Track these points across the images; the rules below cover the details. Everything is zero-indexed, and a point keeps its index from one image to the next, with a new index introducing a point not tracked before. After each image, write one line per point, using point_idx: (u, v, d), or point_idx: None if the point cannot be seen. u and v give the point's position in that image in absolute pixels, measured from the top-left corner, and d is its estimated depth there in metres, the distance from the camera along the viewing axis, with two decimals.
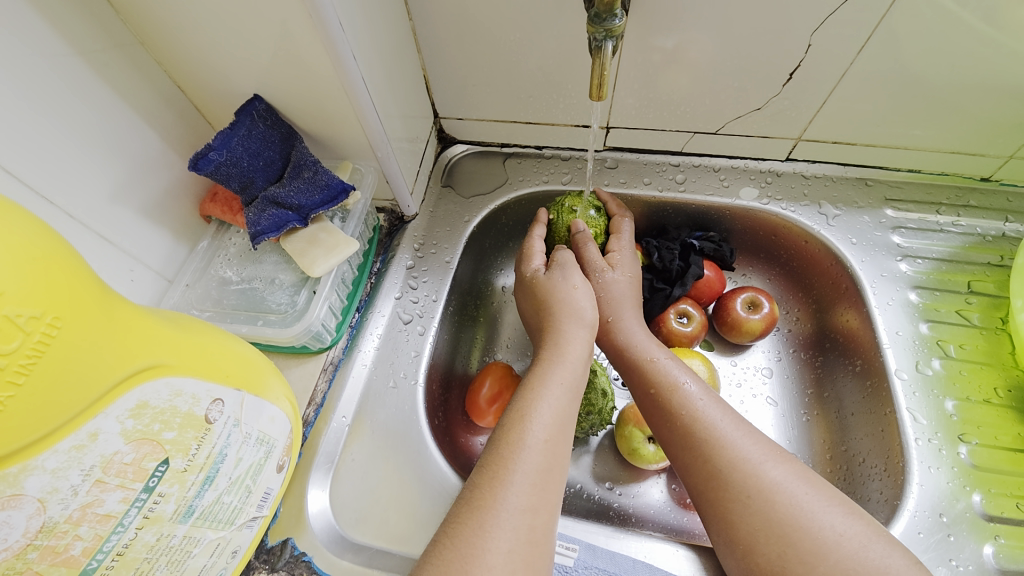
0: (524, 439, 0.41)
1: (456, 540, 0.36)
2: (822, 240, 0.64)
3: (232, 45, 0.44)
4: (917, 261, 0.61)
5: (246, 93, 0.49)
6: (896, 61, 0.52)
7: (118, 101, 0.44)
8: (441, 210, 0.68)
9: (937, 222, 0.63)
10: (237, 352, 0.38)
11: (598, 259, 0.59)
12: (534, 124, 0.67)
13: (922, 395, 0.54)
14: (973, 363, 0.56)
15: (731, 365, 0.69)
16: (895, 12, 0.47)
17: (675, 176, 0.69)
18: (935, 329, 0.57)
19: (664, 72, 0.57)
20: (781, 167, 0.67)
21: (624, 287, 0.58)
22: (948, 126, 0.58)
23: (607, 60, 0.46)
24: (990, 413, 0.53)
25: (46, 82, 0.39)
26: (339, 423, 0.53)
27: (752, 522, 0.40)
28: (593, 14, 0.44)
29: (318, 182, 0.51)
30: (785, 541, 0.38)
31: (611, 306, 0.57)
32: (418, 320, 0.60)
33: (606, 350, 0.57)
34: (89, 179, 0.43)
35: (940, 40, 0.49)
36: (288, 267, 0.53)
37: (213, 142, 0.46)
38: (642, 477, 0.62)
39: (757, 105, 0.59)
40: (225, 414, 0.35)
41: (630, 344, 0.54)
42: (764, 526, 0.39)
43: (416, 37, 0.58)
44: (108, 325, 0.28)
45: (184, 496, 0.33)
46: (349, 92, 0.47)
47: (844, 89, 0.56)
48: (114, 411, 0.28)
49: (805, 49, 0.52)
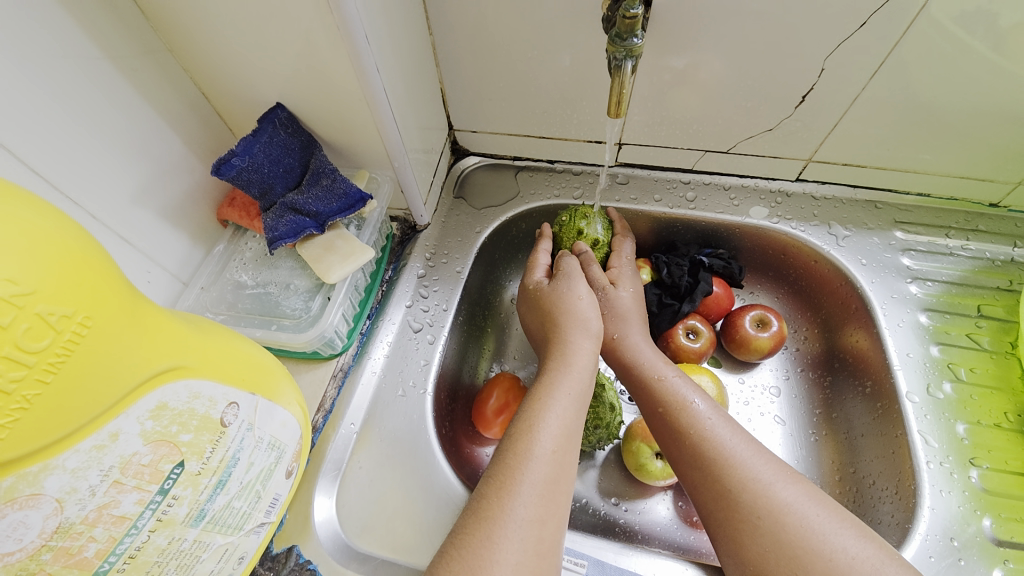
0: (534, 451, 0.41)
1: (464, 552, 0.36)
2: (831, 261, 0.64)
3: (257, 53, 0.45)
4: (926, 283, 0.62)
5: (268, 100, 0.50)
6: (906, 87, 0.53)
7: (144, 104, 0.45)
8: (453, 220, 0.69)
9: (946, 245, 0.64)
10: (254, 356, 0.38)
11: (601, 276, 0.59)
12: (547, 138, 0.68)
13: (933, 418, 0.54)
14: (983, 388, 0.56)
15: (739, 383, 0.69)
16: (906, 39, 0.49)
17: (686, 193, 0.69)
18: (945, 351, 0.57)
19: (676, 92, 0.58)
20: (791, 187, 0.68)
21: (627, 303, 0.58)
22: (957, 151, 0.58)
23: (626, 79, 0.47)
24: (1000, 437, 0.53)
25: (77, 85, 0.39)
26: (347, 430, 0.53)
27: (763, 543, 0.39)
28: (614, 34, 0.45)
29: (336, 189, 0.52)
30: (797, 563, 0.38)
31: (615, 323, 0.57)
32: (428, 328, 0.60)
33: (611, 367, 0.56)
34: (113, 180, 0.43)
35: (949, 67, 0.50)
36: (303, 272, 0.53)
37: (237, 147, 0.47)
38: (649, 493, 0.61)
39: (768, 125, 0.60)
40: (240, 418, 0.35)
41: (635, 361, 0.54)
42: (774, 548, 0.39)
43: (435, 51, 0.59)
44: (134, 325, 0.28)
45: (197, 499, 0.33)
46: (371, 103, 0.48)
47: (854, 113, 0.57)
48: (135, 412, 0.28)
49: (818, 72, 0.53)
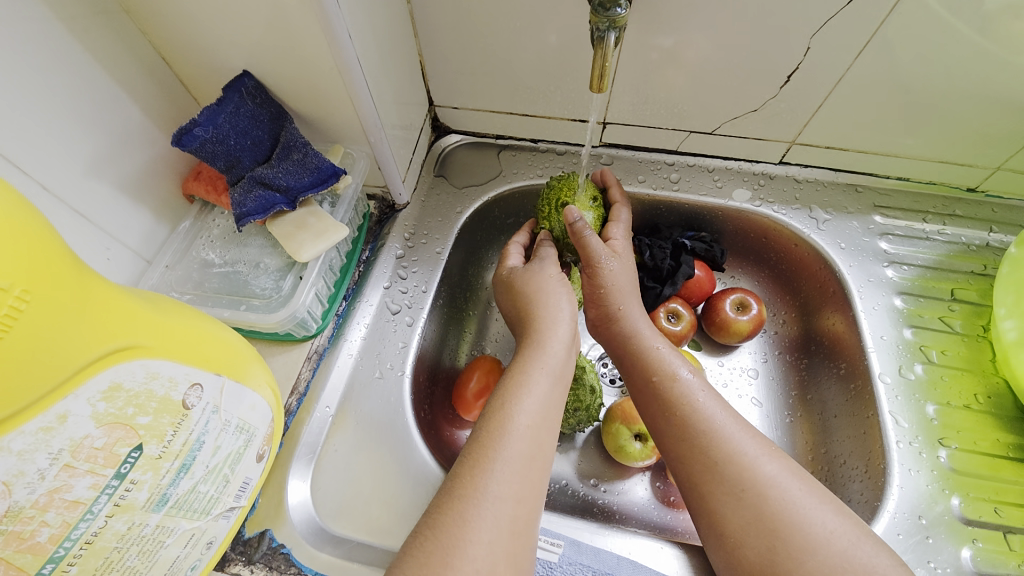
0: (507, 427, 0.41)
1: (438, 532, 0.35)
2: (811, 244, 0.64)
3: (221, 15, 0.42)
4: (903, 267, 0.62)
5: (234, 68, 0.48)
6: (892, 69, 0.52)
7: (96, 69, 0.42)
8: (433, 200, 0.67)
9: (923, 229, 0.64)
10: (222, 336, 0.37)
11: (601, 248, 0.54)
12: (530, 116, 0.66)
13: (905, 399, 0.55)
14: (954, 370, 0.57)
15: (718, 365, 0.69)
16: (894, 19, 0.48)
17: (670, 175, 0.69)
18: (918, 334, 0.58)
19: (663, 71, 0.57)
20: (774, 170, 0.67)
21: (620, 272, 0.55)
22: (938, 135, 0.58)
23: (609, 51, 0.45)
24: (969, 417, 0.54)
25: (20, 45, 0.36)
26: (322, 413, 0.51)
27: (745, 513, 0.40)
28: (597, 4, 0.43)
29: (307, 164, 0.49)
30: (775, 535, 0.38)
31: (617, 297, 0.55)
32: (406, 310, 0.59)
33: (604, 338, 0.56)
34: (64, 150, 0.41)
35: (937, 49, 0.49)
36: (274, 250, 0.51)
37: (199, 117, 0.44)
38: (628, 475, 0.62)
39: (753, 106, 0.59)
40: (204, 400, 0.33)
41: (625, 329, 0.54)
42: (754, 520, 0.39)
43: (413, 21, 0.56)
44: (80, 301, 0.27)
45: (159, 484, 0.32)
46: (344, 74, 0.46)
47: (840, 94, 0.56)
48: (85, 393, 0.26)
49: (804, 53, 0.52)
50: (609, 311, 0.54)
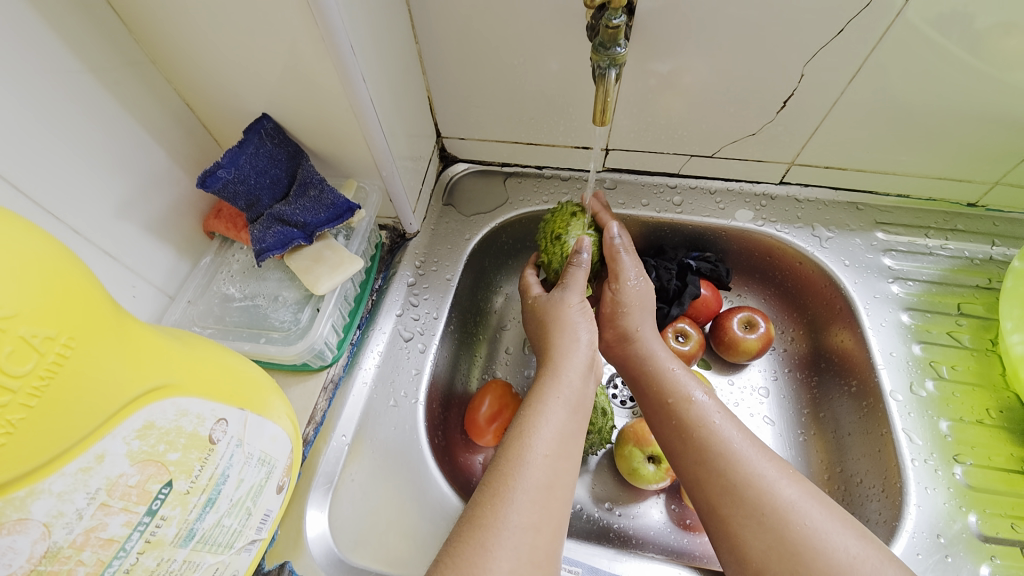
0: (525, 456, 0.42)
1: (457, 559, 0.36)
2: (816, 262, 0.65)
3: (244, 63, 0.45)
4: (908, 283, 0.63)
5: (254, 111, 0.50)
6: (884, 91, 0.54)
7: (126, 117, 0.44)
8: (442, 227, 0.69)
9: (926, 245, 0.65)
10: (242, 370, 0.38)
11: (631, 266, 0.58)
12: (535, 144, 0.68)
13: (917, 415, 0.55)
14: (965, 385, 0.57)
15: (728, 384, 0.69)
16: (883, 44, 0.50)
17: (673, 198, 0.70)
18: (927, 349, 0.59)
19: (662, 97, 0.59)
20: (775, 190, 0.69)
21: (643, 290, 0.58)
22: (933, 153, 0.60)
23: (610, 87, 0.47)
24: (982, 433, 0.54)
25: (57, 98, 0.39)
26: (339, 442, 0.52)
27: (766, 539, 0.40)
28: (598, 43, 0.45)
29: (323, 200, 0.51)
30: (798, 560, 0.38)
31: (628, 323, 0.56)
32: (418, 337, 0.60)
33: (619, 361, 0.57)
34: (95, 194, 0.43)
35: (926, 71, 0.51)
36: (292, 284, 0.52)
37: (222, 160, 0.46)
38: (643, 497, 0.61)
39: (752, 130, 0.61)
40: (228, 434, 0.34)
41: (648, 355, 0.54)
42: (776, 546, 0.39)
43: (422, 59, 0.59)
44: (118, 343, 0.28)
45: (186, 519, 0.32)
46: (358, 113, 0.48)
47: (836, 116, 0.58)
48: (121, 432, 0.27)
49: (798, 78, 0.54)
50: (626, 330, 0.56)
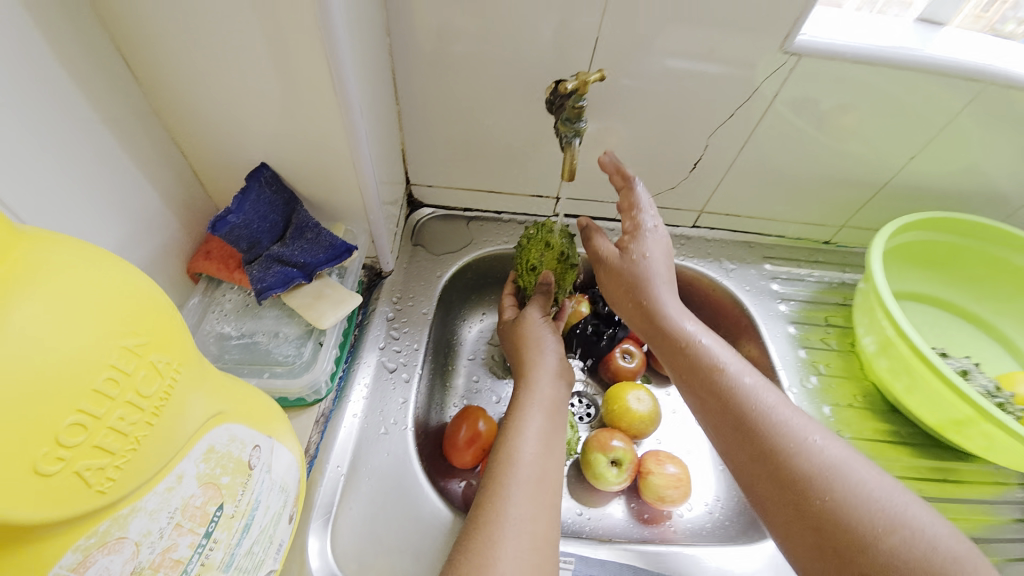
0: (517, 457, 0.48)
1: (470, 553, 0.41)
2: (725, 288, 0.81)
3: (252, 119, 0.49)
4: (791, 303, 0.81)
5: (251, 160, 0.53)
6: (762, 158, 0.72)
7: (129, 163, 0.46)
8: (414, 266, 0.74)
9: (800, 273, 0.84)
10: (265, 402, 0.41)
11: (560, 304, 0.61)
12: (495, 192, 0.78)
13: (808, 402, 0.71)
14: (838, 377, 0.74)
15: (666, 395, 0.81)
16: (760, 126, 0.67)
17: (612, 238, 0.83)
18: (809, 352, 0.76)
19: (590, 152, 0.71)
20: (689, 232, 0.85)
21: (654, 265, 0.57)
22: (798, 204, 0.79)
23: (576, 152, 0.57)
24: (853, 413, 0.71)
25: (73, 146, 0.40)
26: (334, 472, 0.54)
27: (824, 500, 0.41)
28: (564, 118, 0.57)
29: (321, 242, 0.55)
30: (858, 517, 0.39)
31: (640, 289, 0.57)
32: (402, 368, 0.64)
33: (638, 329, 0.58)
34: (97, 237, 0.43)
35: (789, 146, 0.70)
36: (291, 320, 0.55)
37: (230, 205, 0.49)
38: (607, 499, 0.69)
39: (671, 185, 0.76)
40: (261, 460, 0.37)
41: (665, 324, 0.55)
42: (835, 504, 0.41)
43: (399, 117, 0.67)
44: (200, 373, 0.32)
45: (229, 544, 0.34)
46: (357, 167, 0.53)
47: (731, 175, 0.75)
48: (195, 454, 0.30)
49: (703, 148, 0.70)
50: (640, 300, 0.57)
